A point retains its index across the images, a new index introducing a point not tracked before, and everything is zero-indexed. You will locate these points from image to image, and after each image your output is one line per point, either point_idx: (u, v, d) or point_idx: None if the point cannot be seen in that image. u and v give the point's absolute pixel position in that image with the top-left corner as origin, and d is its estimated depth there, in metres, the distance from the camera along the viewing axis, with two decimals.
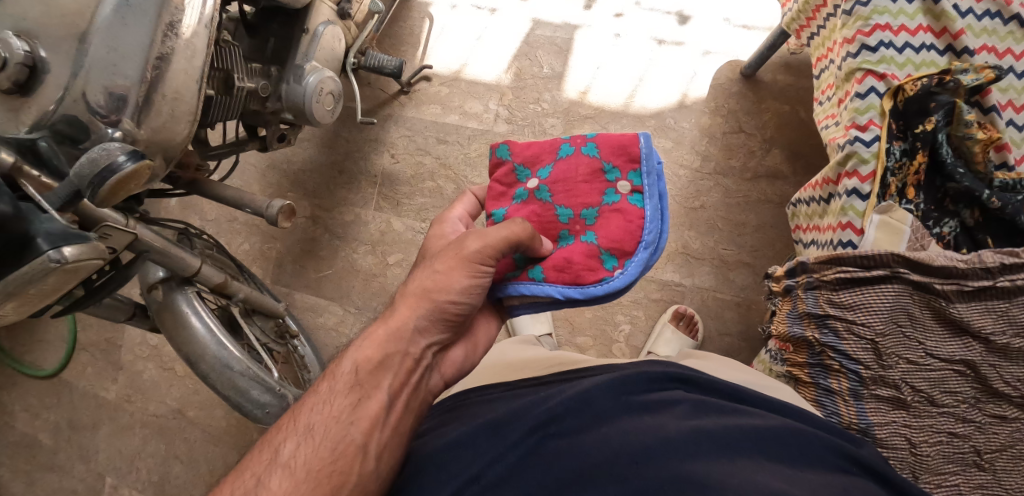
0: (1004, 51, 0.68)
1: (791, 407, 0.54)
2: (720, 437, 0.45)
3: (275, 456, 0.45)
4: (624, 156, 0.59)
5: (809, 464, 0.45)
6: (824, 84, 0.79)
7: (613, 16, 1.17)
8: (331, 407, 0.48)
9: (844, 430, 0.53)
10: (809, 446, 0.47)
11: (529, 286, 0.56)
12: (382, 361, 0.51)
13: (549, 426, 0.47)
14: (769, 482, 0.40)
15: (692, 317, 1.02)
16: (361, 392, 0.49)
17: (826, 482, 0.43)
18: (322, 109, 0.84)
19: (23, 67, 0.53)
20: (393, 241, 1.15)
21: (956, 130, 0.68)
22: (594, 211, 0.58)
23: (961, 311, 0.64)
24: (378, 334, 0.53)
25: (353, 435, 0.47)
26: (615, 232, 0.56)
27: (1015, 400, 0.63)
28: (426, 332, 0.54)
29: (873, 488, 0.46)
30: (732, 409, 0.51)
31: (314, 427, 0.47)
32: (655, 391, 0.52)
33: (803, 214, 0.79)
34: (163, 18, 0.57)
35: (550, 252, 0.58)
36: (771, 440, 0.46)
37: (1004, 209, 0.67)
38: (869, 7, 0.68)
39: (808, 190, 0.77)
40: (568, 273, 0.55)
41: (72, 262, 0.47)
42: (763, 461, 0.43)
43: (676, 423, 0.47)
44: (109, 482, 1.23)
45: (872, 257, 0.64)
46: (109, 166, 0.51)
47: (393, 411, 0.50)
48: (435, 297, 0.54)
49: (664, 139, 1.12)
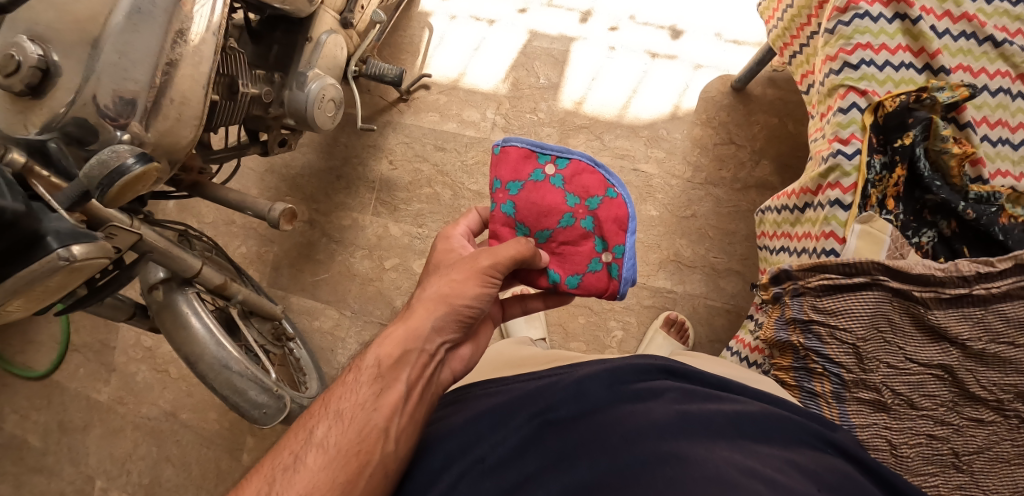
0: (978, 70, 0.71)
1: (773, 397, 0.56)
2: (705, 420, 0.47)
3: (309, 436, 0.48)
4: (523, 162, 0.65)
5: (789, 444, 0.47)
6: (811, 99, 0.81)
7: (608, 29, 1.20)
8: (357, 396, 0.51)
9: (819, 416, 0.56)
10: (788, 428, 0.49)
11: (629, 258, 0.62)
12: (400, 357, 0.53)
13: (546, 414, 0.49)
14: (747, 461, 0.42)
15: (683, 323, 1.04)
16: (383, 383, 0.51)
17: (802, 462, 0.45)
18: (323, 115, 0.87)
19: (36, 70, 0.53)
20: (390, 246, 1.17)
21: (933, 144, 0.71)
22: (564, 187, 0.64)
23: (939, 317, 0.66)
24: (398, 333, 0.54)
25: (376, 420, 0.49)
26: (590, 180, 0.64)
27: (991, 404, 0.65)
28: (441, 331, 0.56)
29: (847, 468, 0.48)
30: (717, 396, 0.53)
31: (343, 412, 0.50)
32: (645, 381, 0.53)
33: (773, 221, 0.82)
34: (173, 26, 0.59)
35: (599, 233, 0.64)
36: (752, 423, 0.48)
37: (979, 220, 0.70)
38: (851, 27, 0.71)
39: (782, 199, 0.80)
40: (623, 221, 0.63)
41: (80, 260, 0.48)
42: (744, 440, 0.45)
43: (664, 408, 0.48)
44: (99, 484, 1.23)
45: (854, 265, 0.67)
46: (119, 168, 0.53)
47: (411, 399, 0.52)
48: (452, 301, 0.56)
49: (657, 149, 1.14)
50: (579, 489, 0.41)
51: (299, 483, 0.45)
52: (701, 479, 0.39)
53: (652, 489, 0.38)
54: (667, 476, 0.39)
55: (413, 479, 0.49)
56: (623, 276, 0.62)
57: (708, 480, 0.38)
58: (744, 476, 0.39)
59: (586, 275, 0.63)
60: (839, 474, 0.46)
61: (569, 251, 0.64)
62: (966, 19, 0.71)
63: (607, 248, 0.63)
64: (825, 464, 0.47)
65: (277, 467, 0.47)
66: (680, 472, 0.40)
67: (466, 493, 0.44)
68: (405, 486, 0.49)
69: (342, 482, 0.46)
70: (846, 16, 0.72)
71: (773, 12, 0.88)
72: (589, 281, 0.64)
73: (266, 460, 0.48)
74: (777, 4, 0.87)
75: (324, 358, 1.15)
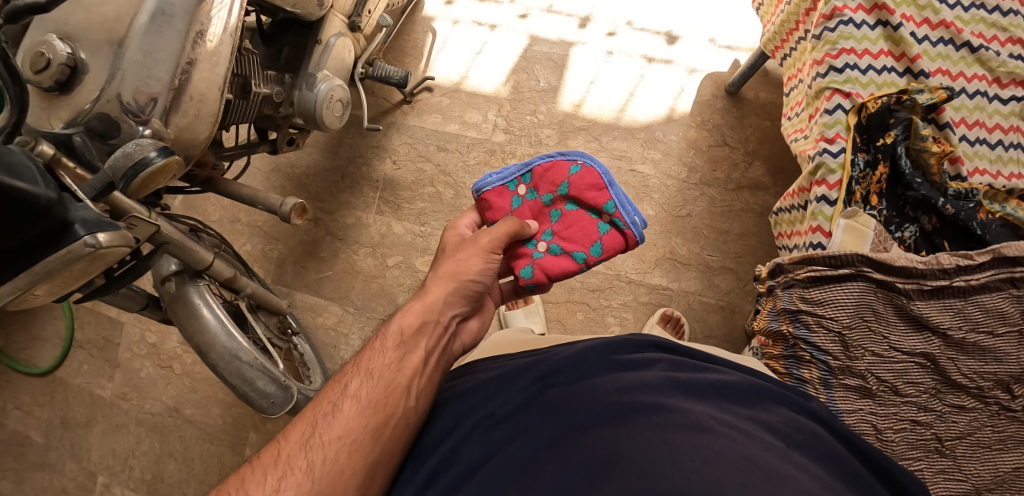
0: (957, 73, 0.76)
1: (755, 370, 0.60)
2: (692, 385, 0.51)
3: (344, 389, 0.53)
4: (497, 198, 0.71)
5: (765, 406, 0.51)
6: (793, 101, 0.86)
7: (605, 34, 1.23)
8: (384, 358, 0.56)
9: (795, 387, 0.59)
10: (766, 395, 0.53)
11: (621, 207, 0.68)
12: (419, 327, 0.59)
13: (548, 378, 0.52)
14: (725, 417, 0.47)
15: (679, 319, 1.07)
16: (405, 348, 0.57)
17: (776, 424, 0.49)
18: (331, 115, 0.89)
19: (65, 67, 0.56)
20: (392, 244, 1.20)
21: (914, 144, 0.75)
22: (537, 193, 0.71)
23: (921, 308, 0.70)
24: (417, 306, 0.60)
25: (400, 379, 0.54)
26: (552, 173, 0.70)
27: (971, 391, 0.69)
28: (452, 306, 0.62)
29: (819, 429, 0.52)
30: (703, 367, 0.56)
31: (373, 370, 0.55)
32: (636, 353, 0.57)
33: (786, 221, 0.83)
34: (193, 28, 0.62)
35: (585, 205, 0.69)
36: (734, 390, 0.52)
37: (958, 215, 0.74)
38: (836, 33, 0.75)
39: (787, 200, 0.83)
40: (599, 185, 0.68)
41: (105, 247, 0.50)
42: (725, 403, 0.50)
43: (655, 373, 0.52)
44: (100, 481, 1.23)
45: (839, 257, 0.70)
46: (141, 160, 0.57)
47: (429, 364, 0.58)
48: (460, 277, 0.62)
49: (654, 150, 1.18)
50: (575, 430, 0.45)
51: (337, 427, 0.50)
52: (681, 426, 0.44)
53: (639, 433, 0.43)
54: (653, 422, 0.44)
55: (425, 436, 0.54)
56: (627, 223, 0.67)
57: (688, 427, 0.43)
58: (722, 426, 0.44)
59: (603, 239, 0.68)
60: (810, 432, 0.49)
61: (576, 230, 0.69)
62: (945, 26, 0.76)
63: (601, 211, 0.68)
64: (797, 423, 0.50)
65: (316, 413, 0.52)
66: (664, 419, 0.44)
67: (476, 444, 0.49)
68: (420, 442, 0.54)
69: (372, 428, 0.51)
70: (830, 23, 0.76)
71: (770, 15, 0.92)
72: (609, 243, 0.69)
73: (307, 409, 0.53)
74: (775, 4, 0.90)
75: (327, 353, 1.18)
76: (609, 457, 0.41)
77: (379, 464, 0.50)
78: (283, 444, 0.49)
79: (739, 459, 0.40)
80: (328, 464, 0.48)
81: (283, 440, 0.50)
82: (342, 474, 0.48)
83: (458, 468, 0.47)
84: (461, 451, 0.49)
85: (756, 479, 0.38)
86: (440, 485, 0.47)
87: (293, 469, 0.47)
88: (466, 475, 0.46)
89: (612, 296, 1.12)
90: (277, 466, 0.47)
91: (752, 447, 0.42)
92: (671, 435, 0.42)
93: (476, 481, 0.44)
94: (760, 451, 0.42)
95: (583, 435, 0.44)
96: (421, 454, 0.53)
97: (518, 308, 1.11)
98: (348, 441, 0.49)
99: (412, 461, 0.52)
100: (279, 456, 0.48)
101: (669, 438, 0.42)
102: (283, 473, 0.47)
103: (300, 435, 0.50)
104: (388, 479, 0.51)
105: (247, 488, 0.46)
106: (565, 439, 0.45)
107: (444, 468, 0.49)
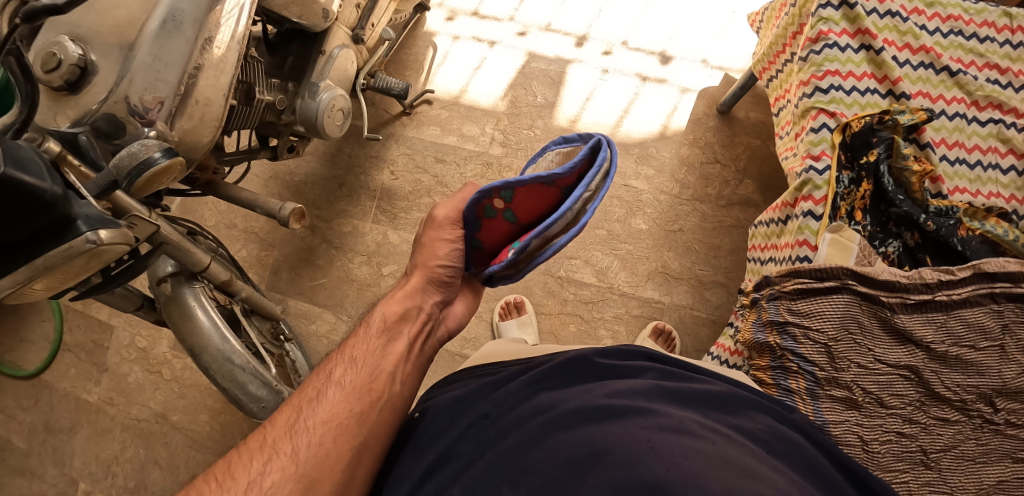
0: (937, 96, 0.80)
1: (739, 382, 0.62)
2: (679, 393, 0.52)
3: (329, 376, 0.57)
4: None
5: (748, 415, 0.52)
6: (782, 121, 0.90)
7: (601, 53, 1.27)
8: (368, 345, 0.59)
9: (776, 400, 0.61)
10: (750, 404, 0.55)
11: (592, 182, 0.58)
12: (403, 314, 0.63)
13: (540, 382, 0.54)
14: (707, 422, 0.48)
15: (670, 333, 1.08)
16: (389, 335, 0.61)
17: (759, 433, 0.50)
18: (332, 124, 0.92)
19: (75, 68, 0.58)
20: (388, 253, 1.21)
21: (896, 162, 0.78)
22: None
23: (905, 321, 0.72)
24: (399, 294, 0.65)
25: (384, 365, 0.58)
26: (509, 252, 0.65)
27: (955, 404, 0.70)
28: (429, 294, 0.66)
29: (800, 438, 0.53)
30: (690, 377, 0.57)
31: (357, 357, 0.58)
32: (625, 362, 0.59)
33: (762, 234, 0.88)
34: (201, 35, 0.63)
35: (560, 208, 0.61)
36: (719, 399, 0.53)
37: (939, 230, 0.77)
38: (821, 55, 0.80)
39: (769, 213, 0.87)
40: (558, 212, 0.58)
41: (106, 244, 0.51)
42: (710, 411, 0.51)
43: (642, 381, 0.54)
44: (82, 488, 1.20)
45: (825, 270, 0.73)
46: (145, 160, 0.58)
47: (412, 351, 0.62)
48: (430, 265, 0.66)
49: (647, 166, 1.20)
50: (562, 428, 0.46)
51: (322, 412, 0.53)
52: (666, 428, 0.45)
53: (624, 431, 0.44)
54: (637, 422, 0.45)
55: (418, 436, 0.54)
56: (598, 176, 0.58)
57: (673, 429, 0.45)
58: (703, 430, 0.45)
59: None
60: (791, 441, 0.50)
61: None
62: (925, 50, 0.80)
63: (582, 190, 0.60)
64: (778, 431, 0.51)
65: (301, 399, 0.55)
66: (648, 421, 0.45)
67: (467, 443, 0.49)
68: (410, 439, 0.55)
69: (357, 412, 0.53)
70: (817, 46, 0.80)
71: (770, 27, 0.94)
72: None
73: (294, 395, 0.57)
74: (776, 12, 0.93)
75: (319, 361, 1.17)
76: (595, 452, 0.42)
77: (366, 446, 0.52)
78: (270, 430, 0.52)
79: (717, 458, 0.41)
80: (313, 448, 0.50)
81: (269, 425, 0.52)
82: (328, 458, 0.50)
83: (451, 465, 0.48)
84: (455, 448, 0.49)
85: (731, 475, 0.39)
86: (432, 484, 0.47)
87: (278, 453, 0.50)
88: (458, 472, 0.47)
89: (605, 308, 1.13)
90: (263, 450, 0.50)
91: (731, 449, 0.44)
92: (655, 434, 0.44)
93: (464, 479, 0.45)
94: (738, 452, 0.43)
95: (570, 433, 0.45)
96: (410, 455, 0.53)
97: (510, 319, 1.11)
98: (333, 425, 0.52)
99: (403, 460, 0.53)
100: (266, 441, 0.51)
101: (652, 437, 0.43)
102: (268, 457, 0.49)
103: (286, 421, 0.52)
104: (374, 466, 0.53)
105: (235, 472, 0.49)
106: (551, 437, 0.45)
107: (438, 466, 0.49)
